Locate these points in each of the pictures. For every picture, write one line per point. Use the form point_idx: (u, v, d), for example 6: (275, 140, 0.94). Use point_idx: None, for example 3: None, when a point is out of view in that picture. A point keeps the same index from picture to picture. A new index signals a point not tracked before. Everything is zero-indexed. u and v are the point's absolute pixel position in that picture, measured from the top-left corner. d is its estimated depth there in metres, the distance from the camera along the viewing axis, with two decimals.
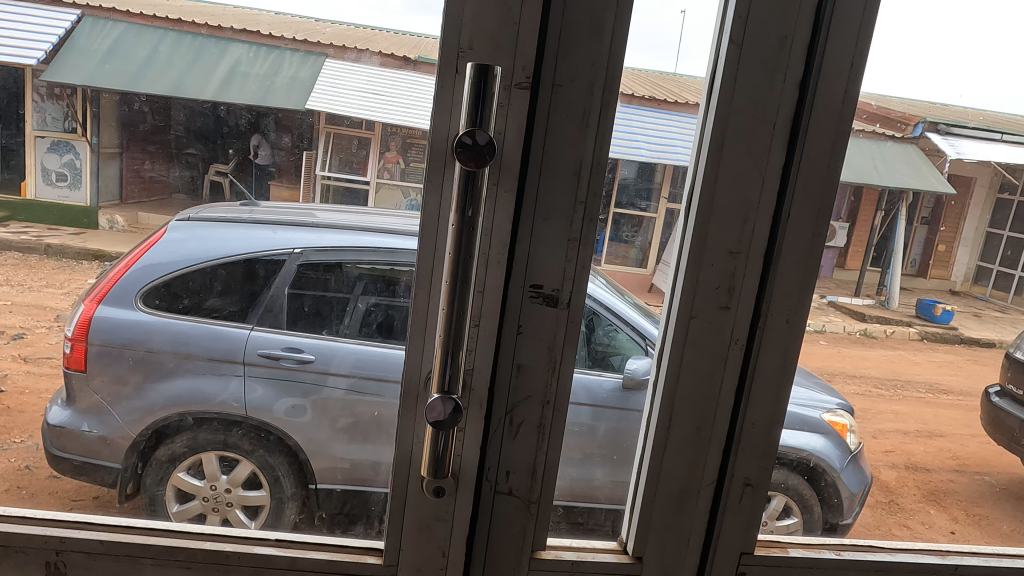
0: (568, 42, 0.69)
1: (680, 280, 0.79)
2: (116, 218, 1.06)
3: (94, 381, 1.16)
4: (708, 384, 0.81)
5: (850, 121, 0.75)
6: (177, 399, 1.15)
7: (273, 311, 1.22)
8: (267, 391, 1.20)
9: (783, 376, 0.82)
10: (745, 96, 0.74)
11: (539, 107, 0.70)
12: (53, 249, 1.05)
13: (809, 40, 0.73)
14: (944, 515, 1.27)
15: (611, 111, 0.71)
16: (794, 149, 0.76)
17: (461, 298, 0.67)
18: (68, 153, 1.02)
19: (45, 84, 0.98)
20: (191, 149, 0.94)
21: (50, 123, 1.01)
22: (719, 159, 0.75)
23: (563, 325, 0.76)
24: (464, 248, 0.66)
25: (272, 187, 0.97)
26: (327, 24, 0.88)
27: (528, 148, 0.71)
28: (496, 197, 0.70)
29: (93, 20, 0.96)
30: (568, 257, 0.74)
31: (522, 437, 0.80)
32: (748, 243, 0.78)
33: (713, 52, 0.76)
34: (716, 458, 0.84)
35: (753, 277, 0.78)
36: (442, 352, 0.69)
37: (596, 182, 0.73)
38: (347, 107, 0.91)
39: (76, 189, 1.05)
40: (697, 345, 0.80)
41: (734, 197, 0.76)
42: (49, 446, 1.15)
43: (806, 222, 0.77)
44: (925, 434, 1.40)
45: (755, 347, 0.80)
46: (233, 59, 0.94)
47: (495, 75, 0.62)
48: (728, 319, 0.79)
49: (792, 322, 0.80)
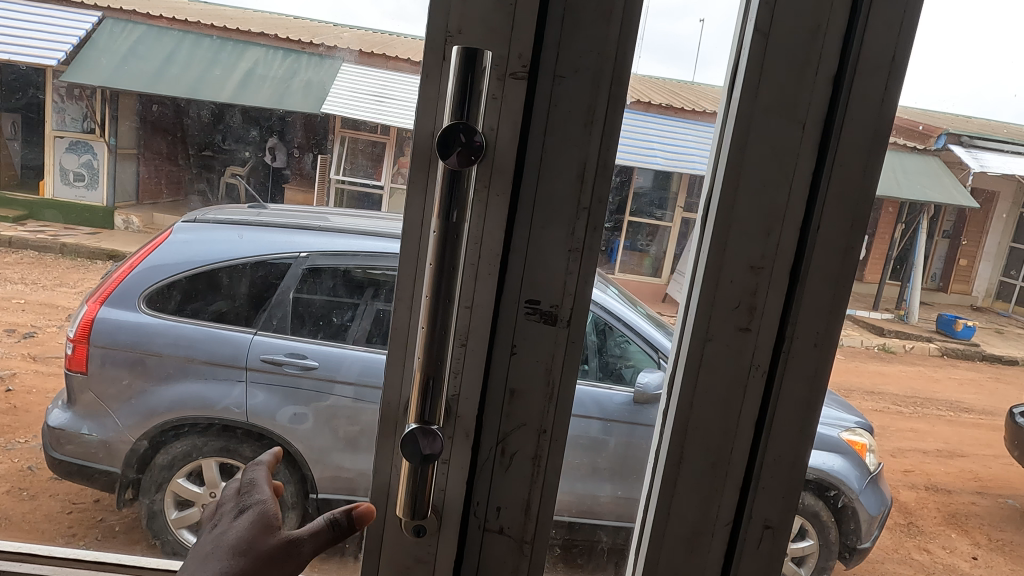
0: (572, 25, 0.67)
1: (693, 301, 0.75)
2: (132, 218, 1.06)
3: (94, 383, 1.15)
4: (725, 408, 0.77)
5: (885, 128, 0.70)
6: (178, 403, 1.14)
7: (279, 316, 1.20)
8: (268, 397, 1.19)
9: (810, 407, 0.76)
10: (771, 100, 0.70)
11: (539, 104, 0.68)
12: (69, 249, 1.09)
13: (842, 41, 0.69)
14: (965, 541, 1.26)
15: (618, 106, 0.69)
16: (824, 158, 0.71)
17: (443, 317, 0.65)
18: (85, 154, 1.05)
19: (65, 85, 1.00)
20: (208, 151, 0.93)
21: (70, 124, 1.06)
22: (740, 168, 0.71)
23: (563, 344, 0.74)
24: (449, 255, 0.63)
25: (287, 190, 0.96)
26: (344, 28, 0.89)
27: (523, 147, 0.69)
28: (483, 208, 0.68)
29: (113, 22, 0.96)
30: (569, 270, 0.72)
31: (515, 469, 0.77)
32: (772, 258, 0.73)
33: (733, 53, 0.72)
34: (733, 496, 0.79)
35: (777, 295, 0.74)
36: (426, 360, 0.66)
37: (600, 186, 0.70)
38: (359, 113, 0.86)
39: (93, 189, 1.04)
40: (713, 369, 0.75)
41: (757, 209, 0.72)
42: (48, 450, 1.14)
43: (838, 234, 0.72)
44: (945, 452, 1.36)
45: (779, 373, 0.75)
46: (249, 63, 0.94)
47: (483, 62, 0.59)
48: (749, 341, 0.75)
49: (820, 347, 0.74)
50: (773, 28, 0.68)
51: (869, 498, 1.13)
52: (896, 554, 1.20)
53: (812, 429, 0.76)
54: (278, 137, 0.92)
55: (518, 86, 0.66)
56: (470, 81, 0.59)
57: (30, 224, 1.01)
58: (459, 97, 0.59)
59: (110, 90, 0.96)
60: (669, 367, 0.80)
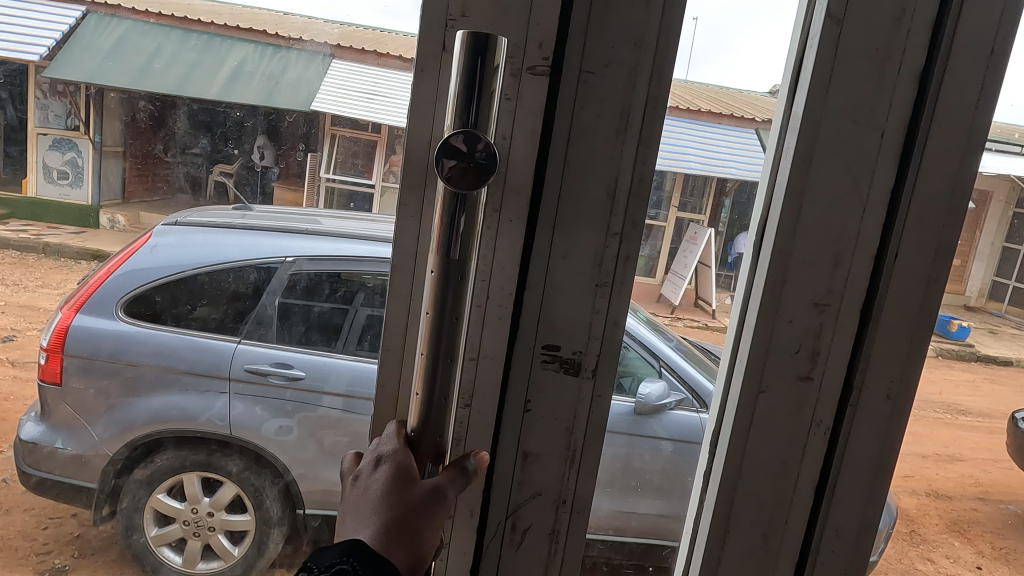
0: (603, 10, 0.63)
1: (750, 338, 0.73)
2: (117, 217, 1.01)
3: (71, 396, 1.11)
4: (789, 448, 0.76)
5: (975, 151, 0.69)
6: (160, 414, 1.12)
7: (263, 323, 1.27)
8: (250, 409, 1.20)
9: (873, 470, 0.76)
10: (840, 126, 0.68)
11: (562, 101, 0.65)
12: (53, 249, 1.02)
13: (924, 64, 0.67)
14: (969, 550, 1.28)
15: (655, 119, 0.67)
16: (898, 194, 0.70)
17: (443, 381, 0.57)
18: (69, 151, 0.98)
19: (47, 81, 0.96)
20: (195, 147, 0.92)
21: (53, 121, 1.00)
22: (802, 203, 0.69)
23: (584, 398, 0.72)
24: (449, 321, 0.55)
25: (275, 185, 0.91)
26: (334, 26, 0.85)
27: (544, 148, 0.66)
28: (486, 244, 0.65)
29: (98, 18, 0.92)
30: (597, 307, 0.70)
31: (528, 544, 0.75)
32: (839, 294, 0.72)
33: (793, 73, 0.70)
34: (790, 562, 0.80)
35: (844, 337, 0.73)
36: (419, 411, 0.58)
37: (632, 207, 0.68)
38: (352, 111, 0.84)
39: (77, 187, 0.96)
40: (768, 422, 0.75)
41: (825, 236, 0.70)
42: (25, 467, 1.06)
43: (921, 264, 0.71)
44: (958, 460, 1.30)
45: (842, 427, 0.75)
46: (237, 58, 0.88)
47: (496, 48, 0.50)
48: (810, 391, 0.74)
49: (892, 399, 0.74)
50: (839, 50, 0.66)
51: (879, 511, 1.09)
52: (900, 564, 1.23)
53: (887, 462, 0.76)
54: (266, 138, 0.90)
55: (537, 79, 0.63)
56: (479, 69, 0.49)
57: (12, 224, 0.94)
58: (464, 96, 0.50)
59: (94, 86, 0.94)
60: (716, 397, 0.79)
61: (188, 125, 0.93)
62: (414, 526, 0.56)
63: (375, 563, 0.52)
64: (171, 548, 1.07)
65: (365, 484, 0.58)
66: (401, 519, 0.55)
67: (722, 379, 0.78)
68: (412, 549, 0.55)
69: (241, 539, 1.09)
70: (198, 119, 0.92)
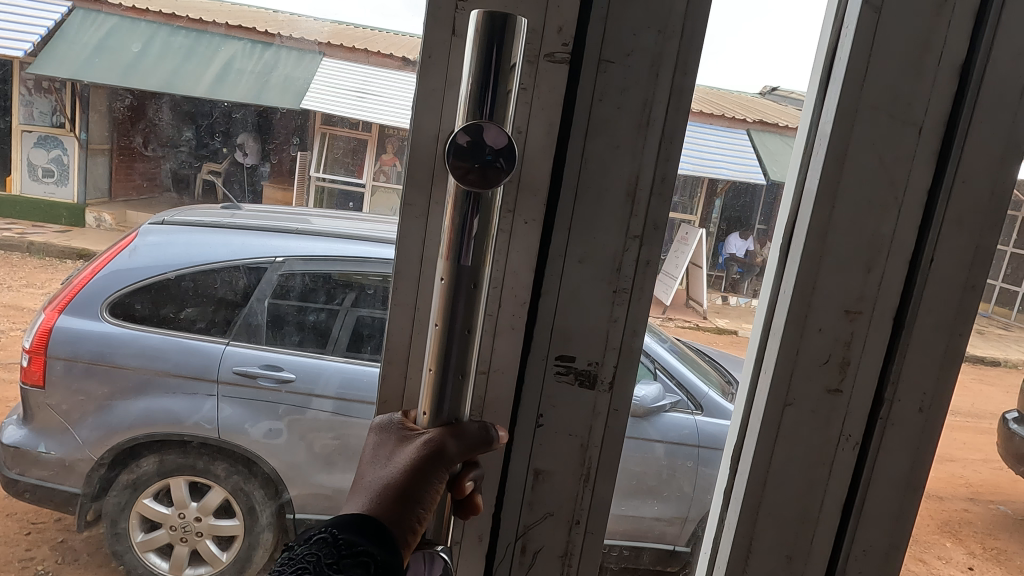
0: (620, 3, 0.67)
1: (778, 342, 0.78)
2: (103, 216, 0.98)
3: (54, 398, 1.05)
4: (818, 447, 0.81)
5: (1002, 168, 0.75)
6: (148, 417, 1.09)
7: (252, 325, 1.12)
8: (239, 411, 1.16)
9: (900, 467, 0.82)
10: (880, 137, 0.73)
11: (581, 93, 0.68)
12: (36, 248, 0.98)
13: (961, 63, 0.72)
14: (960, 551, 1.28)
15: (675, 125, 0.71)
16: (933, 205, 0.75)
17: (460, 352, 0.60)
18: (55, 149, 0.96)
19: (33, 77, 0.92)
20: (183, 142, 0.92)
21: (38, 117, 0.96)
22: (834, 210, 0.74)
23: (602, 399, 0.77)
24: (463, 299, 0.58)
25: (264, 187, 0.93)
26: (325, 23, 0.89)
27: (562, 148, 0.70)
28: (500, 249, 0.70)
29: (86, 14, 0.90)
30: (616, 315, 0.74)
31: (544, 558, 0.81)
32: (870, 302, 0.77)
33: (822, 79, 0.75)
34: (821, 552, 0.85)
35: (875, 342, 0.78)
36: (431, 395, 0.62)
37: (654, 211, 0.72)
38: (340, 109, 0.88)
39: (64, 185, 0.96)
40: (802, 421, 0.80)
41: (860, 240, 0.76)
42: (2, 472, 1.05)
43: (958, 270, 0.77)
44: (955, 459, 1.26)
45: (878, 425, 0.80)
46: (227, 55, 0.88)
47: (514, 33, 0.51)
48: (841, 401, 0.80)
49: (923, 411, 0.80)
50: (860, 63, 0.71)
51: None
52: None
53: (921, 448, 0.82)
54: (249, 134, 0.90)
55: (555, 66, 0.66)
56: (495, 57, 0.51)
57: None
58: (480, 83, 0.52)
59: (81, 83, 0.91)
60: (742, 395, 0.84)
61: (169, 116, 0.92)
62: (407, 489, 0.59)
63: (359, 522, 0.56)
64: (156, 550, 1.13)
65: (374, 459, 0.63)
66: (397, 484, 0.59)
67: (748, 379, 0.83)
68: (405, 511, 0.58)
69: (228, 545, 1.13)
70: (180, 111, 0.91)
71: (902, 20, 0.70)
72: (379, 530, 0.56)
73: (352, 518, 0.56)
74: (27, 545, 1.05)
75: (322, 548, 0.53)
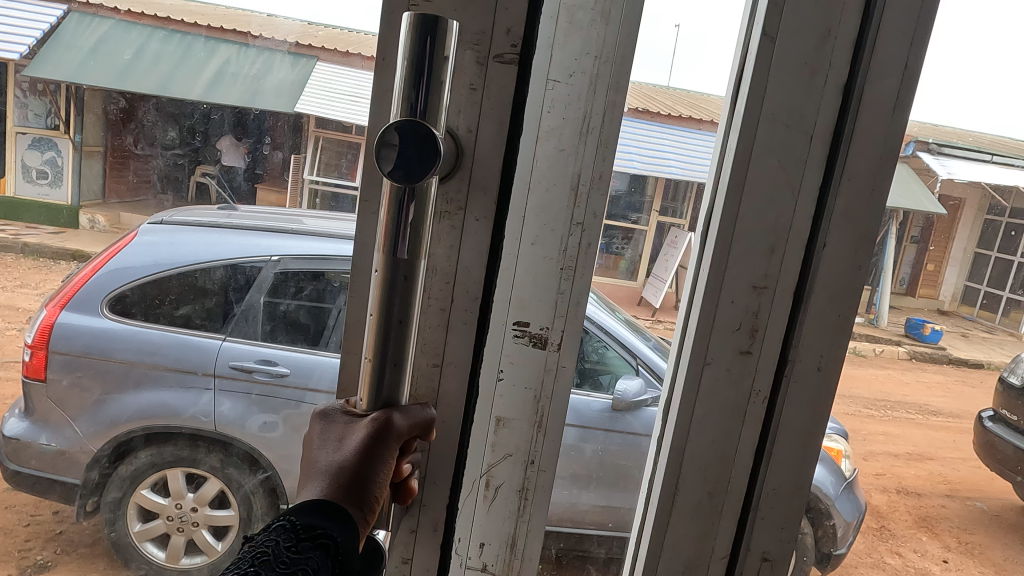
0: (569, 24, 0.66)
1: (695, 312, 0.75)
2: (97, 218, 1.04)
3: (53, 391, 1.09)
4: (732, 421, 0.77)
5: (896, 139, 0.71)
6: (144, 411, 1.12)
7: (247, 321, 1.23)
8: (235, 406, 1.20)
9: (807, 437, 0.78)
10: (780, 106, 0.70)
11: (524, 86, 0.66)
12: (31, 249, 1.02)
13: (855, 39, 0.69)
14: (935, 544, 1.32)
15: (615, 119, 0.71)
16: (830, 173, 0.72)
17: (397, 347, 0.55)
18: (49, 151, 0.99)
19: (28, 79, 0.96)
20: (176, 149, 0.94)
21: (33, 119, 0.99)
22: (744, 189, 0.72)
23: (550, 369, 0.75)
24: (399, 297, 0.53)
25: (258, 189, 0.95)
26: (319, 28, 0.84)
27: (513, 146, 0.67)
28: (440, 234, 0.68)
29: (81, 17, 0.91)
30: (561, 289, 0.74)
31: (500, 502, 0.78)
32: (775, 277, 0.74)
33: (736, 74, 0.73)
34: (730, 530, 0.81)
35: (781, 312, 0.75)
36: (370, 388, 0.57)
37: (593, 199, 0.72)
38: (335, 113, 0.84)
39: (58, 186, 0.98)
40: (712, 393, 0.76)
41: (762, 222, 0.73)
42: (4, 463, 1.08)
43: (846, 249, 0.73)
44: (932, 457, 1.38)
45: (779, 396, 0.76)
46: (222, 58, 0.92)
47: (447, 31, 0.48)
48: (750, 364, 0.76)
49: (822, 369, 0.76)
50: (791, 62, 0.69)
51: (843, 504, 1.14)
52: (869, 558, 1.26)
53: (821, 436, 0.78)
54: (231, 138, 0.90)
55: (505, 67, 0.65)
56: (428, 50, 0.47)
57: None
58: (412, 80, 0.48)
59: (76, 87, 0.93)
60: (671, 369, 0.81)
61: (157, 118, 0.94)
62: (358, 473, 0.55)
63: (320, 516, 0.52)
64: (153, 541, 1.14)
65: (325, 441, 0.58)
66: (346, 469, 0.55)
67: (674, 353, 0.80)
68: (361, 492, 0.55)
69: (227, 534, 1.14)
70: (165, 111, 0.93)
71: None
72: (337, 509, 0.53)
73: (311, 503, 0.54)
74: (26, 535, 1.07)
75: (282, 533, 0.50)
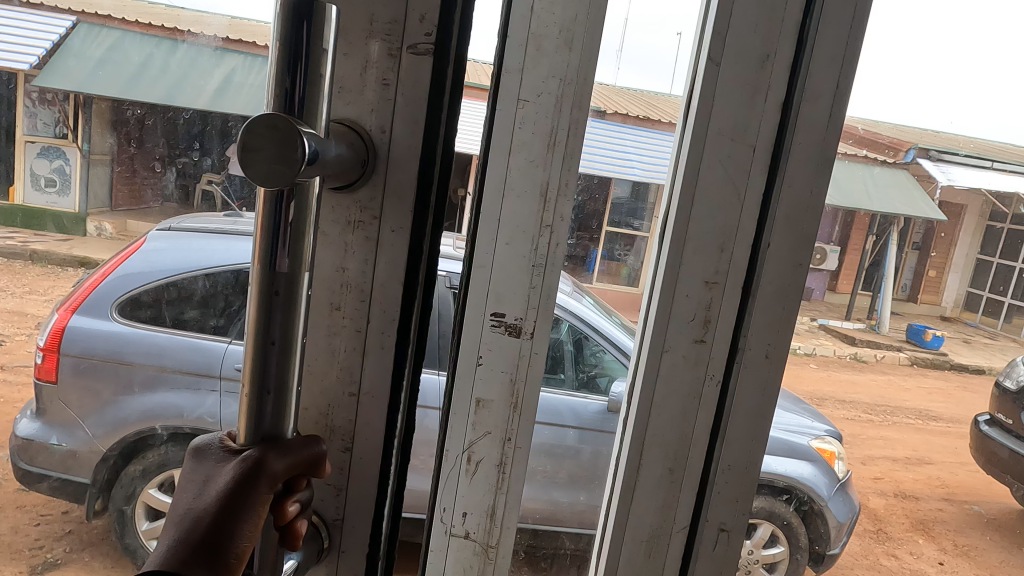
0: (535, 54, 0.71)
1: (652, 306, 0.80)
2: (103, 225, 0.97)
3: (65, 395, 1.11)
4: (688, 408, 0.82)
5: (833, 143, 0.77)
6: (150, 411, 1.16)
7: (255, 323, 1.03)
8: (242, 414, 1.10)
9: (759, 415, 0.82)
10: (727, 121, 0.75)
11: (437, 93, 0.68)
12: (40, 256, 0.97)
13: (793, 56, 0.75)
14: (932, 546, 1.30)
15: (579, 131, 0.74)
16: (773, 180, 0.77)
17: (278, 368, 0.56)
18: (57, 159, 0.91)
19: (37, 90, 0.90)
20: (184, 157, 0.91)
21: (42, 129, 0.92)
22: (695, 192, 0.76)
23: (525, 357, 0.79)
24: (278, 310, 0.54)
25: None
26: None
27: (430, 142, 0.69)
28: (351, 244, 0.70)
29: (90, 27, 0.91)
30: (532, 283, 0.77)
31: (479, 476, 0.82)
32: (725, 273, 0.78)
33: (688, 88, 0.77)
34: (690, 502, 0.84)
35: (732, 305, 0.79)
36: (247, 417, 0.56)
37: (561, 204, 0.76)
38: None
39: (66, 196, 0.91)
40: (670, 378, 0.80)
41: (709, 223, 0.77)
42: (20, 463, 1.09)
43: (789, 247, 0.78)
44: (931, 460, 1.38)
45: (731, 380, 0.81)
46: (228, 67, 0.89)
47: (318, 22, 0.50)
48: (703, 352, 0.80)
49: (770, 357, 0.81)
50: (733, 79, 0.74)
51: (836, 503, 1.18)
52: (865, 560, 1.26)
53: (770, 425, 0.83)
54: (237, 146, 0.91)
55: (418, 57, 0.67)
56: (303, 35, 0.50)
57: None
58: (287, 63, 0.51)
59: (84, 96, 0.91)
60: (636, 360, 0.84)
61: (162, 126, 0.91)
62: (215, 526, 0.55)
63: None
64: None
65: (197, 472, 0.59)
66: (205, 518, 0.56)
67: (637, 343, 0.84)
68: (213, 551, 0.55)
69: None
70: (169, 125, 0.91)
71: (735, 21, 0.73)
72: None
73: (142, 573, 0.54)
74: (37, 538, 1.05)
75: None
